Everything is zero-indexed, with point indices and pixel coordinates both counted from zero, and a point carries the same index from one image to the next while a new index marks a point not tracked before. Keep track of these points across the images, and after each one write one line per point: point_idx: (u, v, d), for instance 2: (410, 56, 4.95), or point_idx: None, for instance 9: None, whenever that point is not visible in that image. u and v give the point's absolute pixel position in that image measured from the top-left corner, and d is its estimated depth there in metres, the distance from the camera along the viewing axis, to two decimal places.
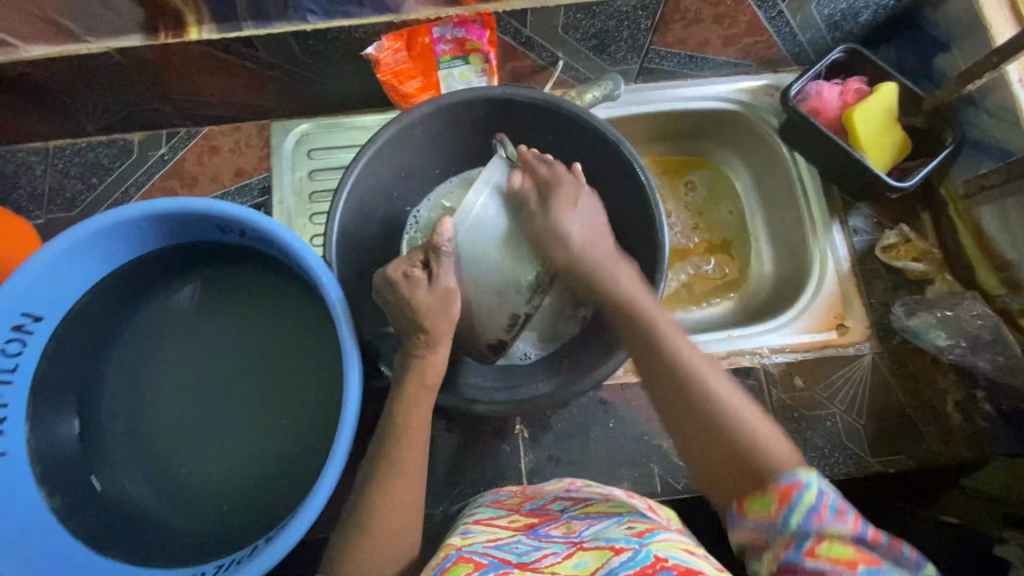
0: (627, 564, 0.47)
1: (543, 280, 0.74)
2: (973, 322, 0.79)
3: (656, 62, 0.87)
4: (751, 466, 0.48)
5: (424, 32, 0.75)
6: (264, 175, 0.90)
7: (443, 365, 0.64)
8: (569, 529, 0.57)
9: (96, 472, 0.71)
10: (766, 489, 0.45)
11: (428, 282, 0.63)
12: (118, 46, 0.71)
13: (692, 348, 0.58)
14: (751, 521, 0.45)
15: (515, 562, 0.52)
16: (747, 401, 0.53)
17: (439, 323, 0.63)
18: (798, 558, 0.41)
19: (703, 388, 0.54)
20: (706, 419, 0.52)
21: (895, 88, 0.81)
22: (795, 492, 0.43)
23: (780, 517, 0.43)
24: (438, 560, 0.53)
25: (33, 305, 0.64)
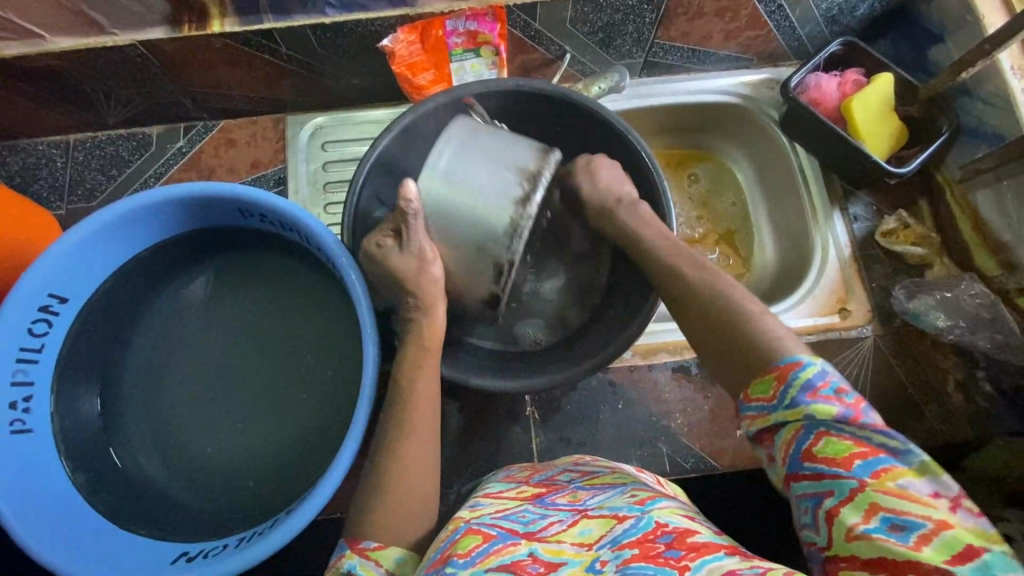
0: (630, 531, 0.49)
1: (519, 224, 0.65)
2: (972, 302, 0.81)
3: (659, 56, 0.90)
4: (754, 359, 0.49)
5: (438, 25, 0.78)
6: (279, 167, 0.92)
7: (441, 324, 0.67)
8: (574, 497, 0.59)
9: (115, 449, 0.73)
10: (766, 372, 0.46)
11: (400, 248, 0.66)
12: (142, 38, 0.74)
13: (713, 274, 0.59)
14: (755, 407, 0.46)
15: (522, 533, 0.52)
16: (761, 311, 0.53)
17: (430, 289, 0.67)
18: (796, 456, 0.43)
19: (715, 303, 0.56)
20: (716, 327, 0.54)
21: (890, 80, 0.84)
22: (792, 372, 0.44)
23: (776, 401, 0.44)
24: (447, 533, 0.53)
25: (60, 286, 0.66)
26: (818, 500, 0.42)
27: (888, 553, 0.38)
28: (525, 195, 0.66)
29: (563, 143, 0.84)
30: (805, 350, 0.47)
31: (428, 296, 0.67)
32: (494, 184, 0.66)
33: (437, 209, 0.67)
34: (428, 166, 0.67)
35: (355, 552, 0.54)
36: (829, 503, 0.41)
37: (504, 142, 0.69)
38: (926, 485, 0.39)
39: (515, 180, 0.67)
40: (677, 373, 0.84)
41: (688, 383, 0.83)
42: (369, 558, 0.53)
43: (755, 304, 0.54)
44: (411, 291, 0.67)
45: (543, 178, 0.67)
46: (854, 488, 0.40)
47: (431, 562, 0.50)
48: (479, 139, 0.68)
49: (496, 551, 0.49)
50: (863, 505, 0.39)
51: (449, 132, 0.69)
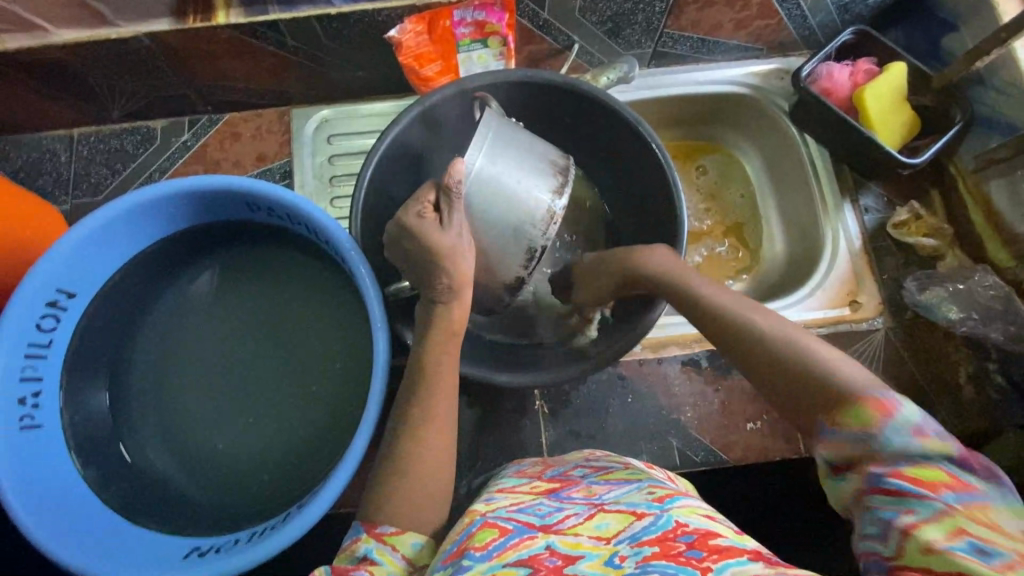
0: (649, 529, 0.49)
1: (555, 212, 0.69)
2: (985, 293, 0.81)
3: (669, 46, 0.89)
4: (827, 395, 0.47)
5: (446, 15, 0.77)
6: (285, 160, 0.91)
7: (461, 316, 0.65)
8: (590, 491, 0.59)
9: (125, 445, 0.73)
10: (859, 401, 0.44)
11: (442, 225, 0.63)
12: (147, 30, 0.73)
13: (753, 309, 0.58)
14: (849, 436, 0.44)
15: (539, 526, 0.52)
16: (821, 342, 0.52)
17: (458, 266, 0.63)
18: (881, 472, 0.42)
19: (759, 335, 0.54)
20: (769, 361, 0.52)
21: (903, 68, 0.83)
22: (899, 411, 0.43)
23: (881, 434, 0.42)
24: (463, 526, 0.53)
25: (67, 281, 0.65)
26: (893, 515, 0.40)
27: (967, 569, 0.36)
28: (559, 185, 0.70)
29: (572, 135, 0.83)
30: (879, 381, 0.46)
31: (459, 277, 0.63)
32: (532, 176, 0.69)
33: (481, 196, 0.68)
34: (471, 153, 0.67)
35: (371, 536, 0.54)
36: (908, 520, 0.39)
37: (531, 136, 0.72)
38: (1016, 526, 0.38)
39: (550, 173, 0.70)
40: (687, 366, 0.83)
41: (698, 376, 0.83)
42: (386, 544, 0.53)
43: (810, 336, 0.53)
44: (445, 271, 0.62)
45: (571, 172, 0.72)
46: (938, 510, 0.39)
47: (445, 554, 0.51)
48: (510, 131, 0.70)
49: (512, 545, 0.49)
50: (948, 526, 0.38)
51: (485, 121, 0.69)
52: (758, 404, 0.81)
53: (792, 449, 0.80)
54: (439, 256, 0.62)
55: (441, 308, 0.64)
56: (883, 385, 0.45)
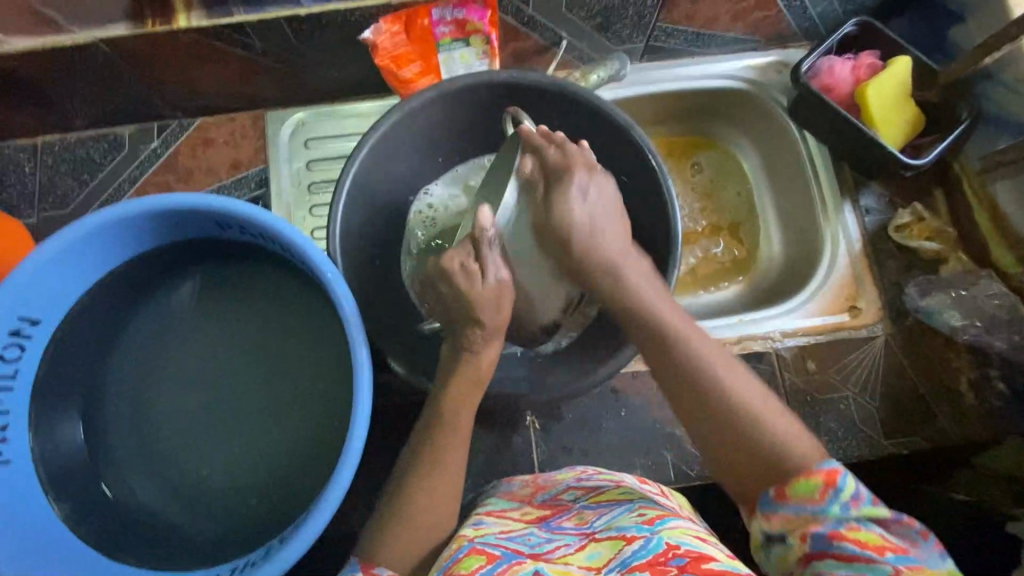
0: (640, 553, 0.47)
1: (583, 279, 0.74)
2: (989, 302, 0.78)
3: (661, 40, 0.84)
4: (776, 464, 0.47)
5: (424, 13, 0.73)
6: (260, 167, 0.87)
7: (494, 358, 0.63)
8: (581, 519, 0.57)
9: (106, 479, 0.70)
10: (807, 474, 0.45)
11: (481, 277, 0.62)
12: (105, 35, 0.68)
13: (705, 339, 0.56)
14: (793, 506, 0.45)
15: (528, 553, 0.51)
16: (764, 398, 0.52)
17: (493, 316, 0.62)
18: (825, 536, 0.42)
19: (712, 383, 0.53)
20: (722, 416, 0.51)
21: (908, 63, 0.79)
22: (838, 478, 0.44)
23: (824, 500, 0.44)
24: (451, 552, 0.51)
25: (30, 309, 0.62)
26: None
27: None
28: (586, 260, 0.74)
29: None
30: (815, 447, 0.48)
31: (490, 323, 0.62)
32: None
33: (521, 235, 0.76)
34: None
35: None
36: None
37: None
38: None
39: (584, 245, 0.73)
40: None
41: None
42: None
43: (755, 388, 0.53)
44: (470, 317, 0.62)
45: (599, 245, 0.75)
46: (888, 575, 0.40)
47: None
48: None
49: (501, 572, 0.47)
50: None
51: None
52: None
53: None
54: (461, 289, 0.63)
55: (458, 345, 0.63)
56: (823, 456, 0.47)
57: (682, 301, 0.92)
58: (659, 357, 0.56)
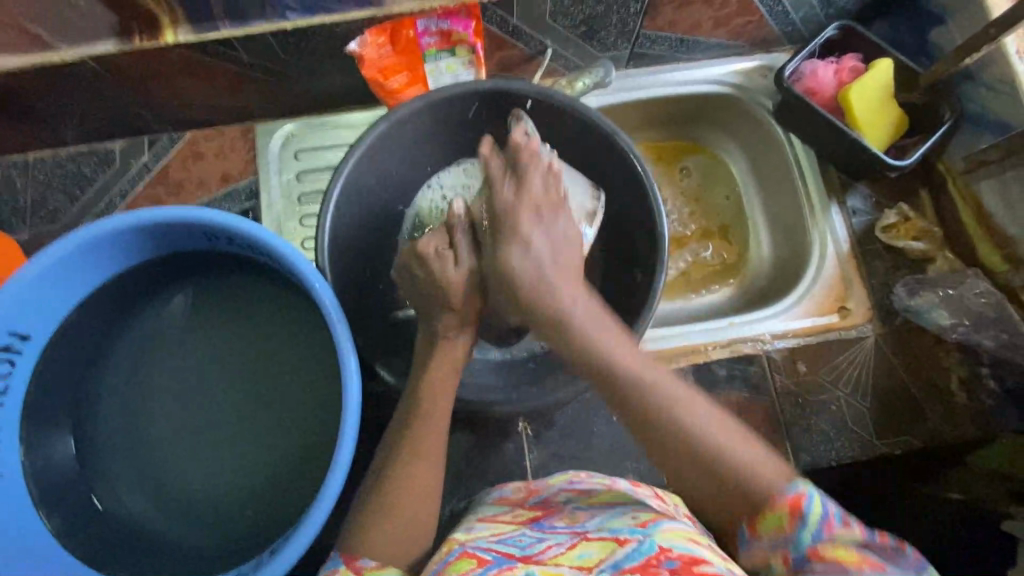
0: (632, 555, 0.47)
1: None
2: (977, 300, 0.79)
3: (646, 47, 0.85)
4: (744, 495, 0.48)
5: (409, 24, 0.74)
6: (250, 179, 0.88)
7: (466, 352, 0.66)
8: (572, 520, 0.57)
9: (96, 490, 0.70)
10: (773, 507, 0.46)
11: (455, 263, 0.65)
12: (92, 52, 0.69)
13: (656, 370, 0.56)
14: (766, 540, 0.45)
15: (519, 557, 0.50)
16: (726, 422, 0.52)
17: (465, 301, 0.65)
18: (805, 563, 0.42)
19: (671, 420, 0.52)
20: (682, 453, 0.51)
21: (890, 66, 0.80)
22: (803, 503, 0.45)
23: (794, 534, 0.44)
24: (441, 555, 0.51)
25: (20, 325, 0.62)
26: None
27: None
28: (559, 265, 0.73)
29: None
30: (782, 470, 0.48)
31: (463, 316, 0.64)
32: None
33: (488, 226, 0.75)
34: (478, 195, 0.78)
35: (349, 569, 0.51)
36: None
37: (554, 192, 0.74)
38: None
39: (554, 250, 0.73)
40: None
41: None
42: None
43: (715, 415, 0.52)
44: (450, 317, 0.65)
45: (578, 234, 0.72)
46: None
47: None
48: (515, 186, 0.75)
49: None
50: None
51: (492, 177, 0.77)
52: (745, 419, 0.79)
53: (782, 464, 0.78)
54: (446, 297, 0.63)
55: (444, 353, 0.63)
56: (789, 478, 0.47)
57: (672, 304, 0.93)
58: (616, 397, 0.55)
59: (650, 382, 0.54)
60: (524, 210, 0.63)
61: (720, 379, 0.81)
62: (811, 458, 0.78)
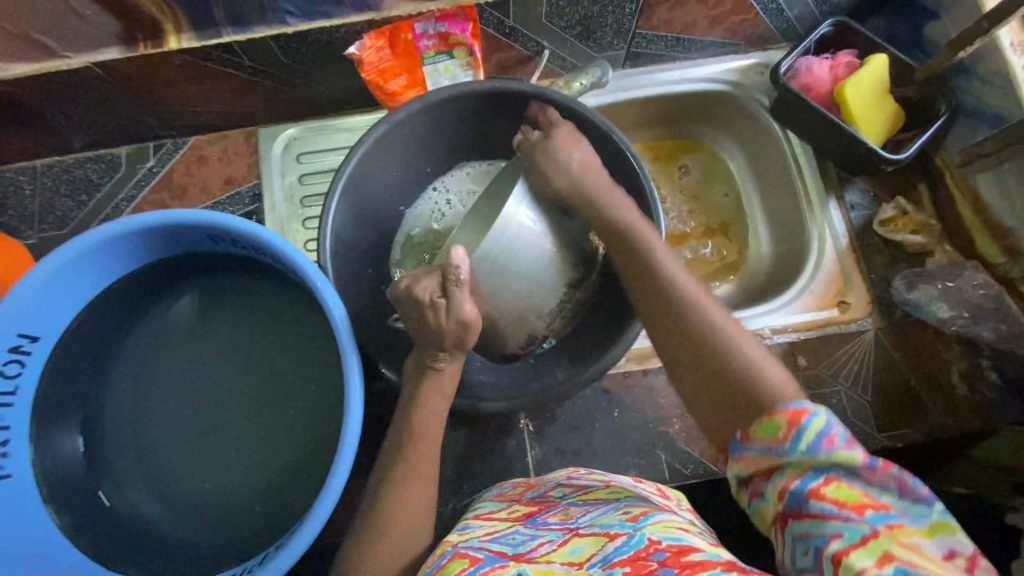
0: (622, 548, 0.47)
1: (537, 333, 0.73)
2: (975, 291, 0.79)
3: (642, 47, 0.86)
4: (748, 400, 0.48)
5: (406, 28, 0.74)
6: (254, 183, 0.89)
7: (452, 379, 0.64)
8: (566, 515, 0.57)
9: (103, 489, 0.71)
10: (773, 415, 0.45)
11: (447, 311, 0.62)
12: (98, 60, 0.70)
13: (702, 289, 0.58)
14: (758, 446, 0.45)
15: (511, 555, 0.51)
16: (758, 344, 0.52)
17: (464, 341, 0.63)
18: (803, 492, 0.42)
19: (697, 321, 0.55)
20: (701, 352, 0.53)
21: (885, 61, 0.80)
22: (805, 419, 0.43)
23: (789, 445, 0.43)
24: (434, 558, 0.51)
25: (30, 326, 0.64)
26: (823, 542, 0.40)
27: None
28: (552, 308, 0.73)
29: None
30: (795, 392, 0.47)
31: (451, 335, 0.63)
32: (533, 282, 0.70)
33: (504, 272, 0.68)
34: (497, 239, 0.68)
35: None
36: (837, 546, 0.39)
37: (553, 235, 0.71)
38: (939, 545, 0.38)
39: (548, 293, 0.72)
40: None
41: None
42: None
43: (747, 336, 0.53)
44: (437, 325, 0.62)
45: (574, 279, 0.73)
46: (865, 533, 0.39)
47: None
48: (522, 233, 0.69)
49: (483, 573, 0.47)
50: (876, 551, 0.38)
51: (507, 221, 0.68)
52: None
53: None
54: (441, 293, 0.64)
55: None
56: (800, 399, 0.46)
57: None
58: (651, 301, 0.60)
59: (689, 292, 0.58)
60: (565, 154, 0.69)
61: None
62: None
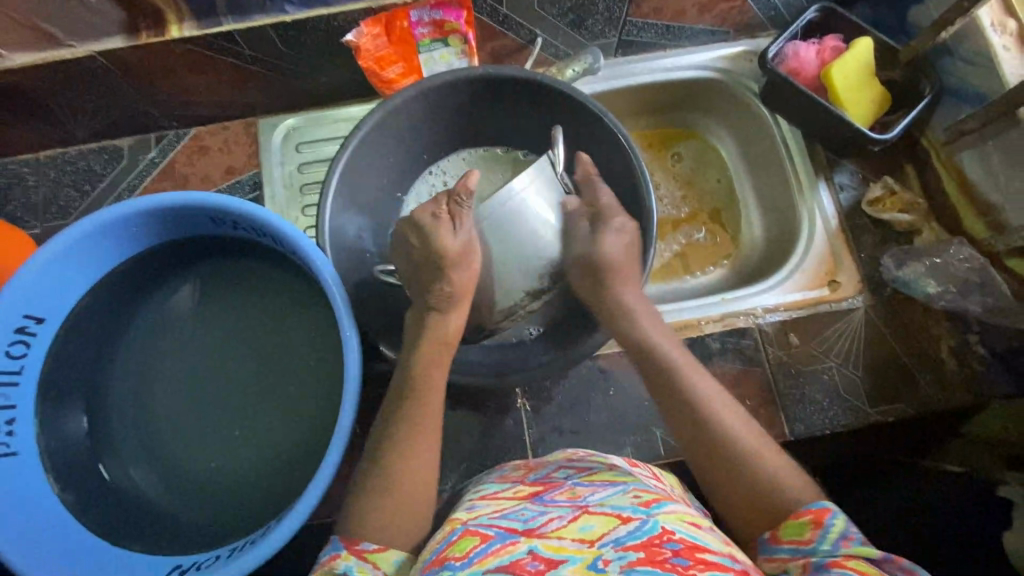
0: (635, 534, 0.47)
1: (515, 310, 0.75)
2: (961, 266, 0.80)
3: (634, 35, 0.88)
4: (769, 506, 0.52)
5: (402, 16, 0.76)
6: (254, 171, 0.91)
7: (458, 326, 0.68)
8: (574, 494, 0.56)
9: (104, 462, 0.72)
10: (798, 515, 0.49)
11: (456, 229, 0.69)
12: (101, 49, 0.72)
13: (705, 379, 0.62)
14: (788, 547, 0.48)
15: (522, 531, 0.50)
16: (765, 443, 0.56)
17: (462, 276, 0.69)
18: (823, 564, 0.45)
19: (709, 415, 0.58)
20: (718, 451, 0.56)
21: (870, 44, 0.82)
22: (826, 518, 0.48)
23: (813, 543, 0.47)
24: (443, 535, 0.51)
25: (36, 307, 0.65)
26: None
27: None
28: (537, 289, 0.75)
29: (540, 128, 0.82)
30: (813, 496, 0.52)
31: (460, 288, 0.69)
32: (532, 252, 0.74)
33: (504, 230, 0.72)
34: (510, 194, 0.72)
35: (352, 553, 0.52)
36: None
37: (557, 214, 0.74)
38: None
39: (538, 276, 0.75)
40: None
41: None
42: (367, 561, 0.51)
43: (750, 429, 0.58)
44: (449, 279, 0.69)
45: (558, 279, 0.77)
46: None
47: (426, 563, 0.48)
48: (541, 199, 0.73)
49: (494, 552, 0.47)
50: None
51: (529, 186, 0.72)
52: (739, 390, 0.81)
53: (777, 433, 0.79)
54: (448, 264, 0.69)
55: (439, 322, 0.68)
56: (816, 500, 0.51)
57: (667, 285, 0.95)
58: (666, 396, 0.62)
59: (696, 385, 0.61)
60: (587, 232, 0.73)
61: (714, 352, 0.82)
62: (805, 427, 0.79)
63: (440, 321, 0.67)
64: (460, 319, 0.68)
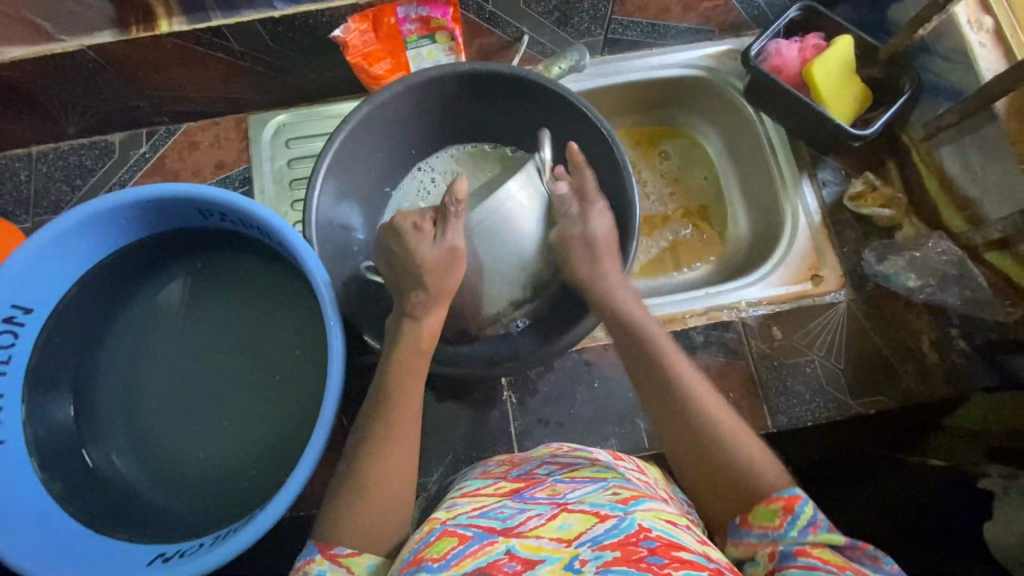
0: (612, 532, 0.44)
1: (501, 318, 0.80)
2: (938, 259, 0.81)
3: (619, 33, 0.89)
4: (742, 489, 0.51)
5: (389, 12, 0.78)
6: (244, 167, 0.92)
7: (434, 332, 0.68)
8: (554, 491, 0.55)
9: (88, 449, 0.73)
10: (768, 502, 0.48)
11: (438, 239, 0.70)
12: (92, 43, 0.73)
13: (684, 361, 0.62)
14: (755, 532, 0.47)
15: (500, 530, 0.47)
16: (740, 427, 0.56)
17: (442, 280, 0.69)
18: (790, 553, 0.44)
19: (684, 395, 0.58)
20: (694, 433, 0.56)
21: (850, 42, 0.83)
22: (796, 505, 0.46)
23: (783, 529, 0.46)
24: (421, 534, 0.48)
25: (23, 298, 0.66)
26: None
27: None
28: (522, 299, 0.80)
29: (526, 123, 0.84)
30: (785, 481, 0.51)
31: (443, 290, 0.70)
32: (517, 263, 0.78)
33: (491, 241, 0.75)
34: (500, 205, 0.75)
35: (326, 557, 0.50)
36: None
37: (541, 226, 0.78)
38: None
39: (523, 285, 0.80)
40: None
41: None
42: (341, 566, 0.49)
43: (726, 412, 0.57)
44: (423, 285, 0.69)
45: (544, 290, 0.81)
46: None
47: (403, 564, 0.45)
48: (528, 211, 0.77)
49: (471, 552, 0.43)
50: None
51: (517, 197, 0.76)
52: (723, 382, 0.82)
53: (760, 425, 0.80)
54: (428, 262, 0.70)
55: (421, 312, 0.68)
56: (786, 486, 0.50)
57: (654, 281, 0.96)
58: (646, 376, 0.61)
59: (673, 366, 0.61)
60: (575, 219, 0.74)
61: (698, 345, 0.83)
62: (788, 419, 0.80)
63: (414, 329, 0.67)
64: (435, 323, 0.69)
